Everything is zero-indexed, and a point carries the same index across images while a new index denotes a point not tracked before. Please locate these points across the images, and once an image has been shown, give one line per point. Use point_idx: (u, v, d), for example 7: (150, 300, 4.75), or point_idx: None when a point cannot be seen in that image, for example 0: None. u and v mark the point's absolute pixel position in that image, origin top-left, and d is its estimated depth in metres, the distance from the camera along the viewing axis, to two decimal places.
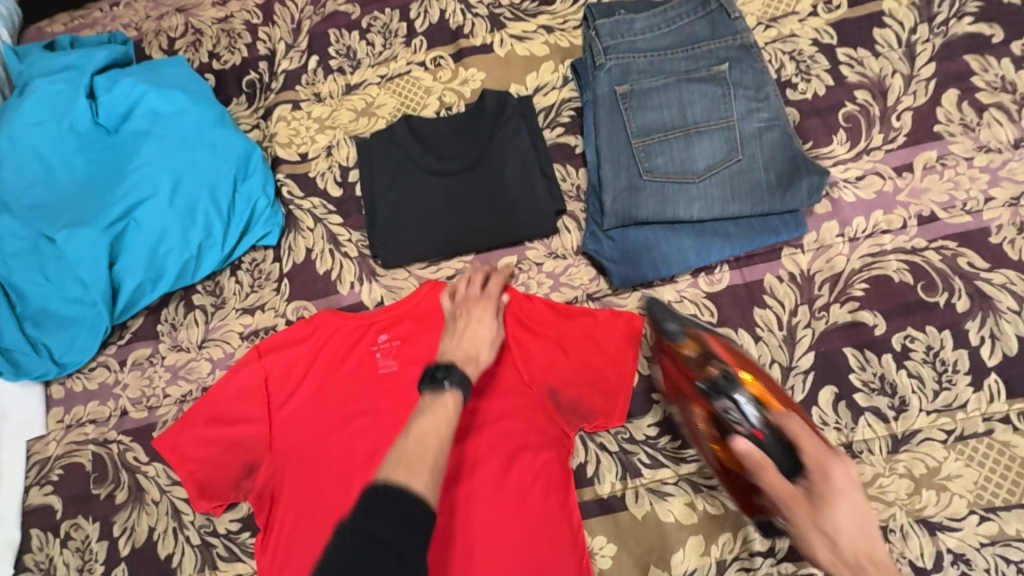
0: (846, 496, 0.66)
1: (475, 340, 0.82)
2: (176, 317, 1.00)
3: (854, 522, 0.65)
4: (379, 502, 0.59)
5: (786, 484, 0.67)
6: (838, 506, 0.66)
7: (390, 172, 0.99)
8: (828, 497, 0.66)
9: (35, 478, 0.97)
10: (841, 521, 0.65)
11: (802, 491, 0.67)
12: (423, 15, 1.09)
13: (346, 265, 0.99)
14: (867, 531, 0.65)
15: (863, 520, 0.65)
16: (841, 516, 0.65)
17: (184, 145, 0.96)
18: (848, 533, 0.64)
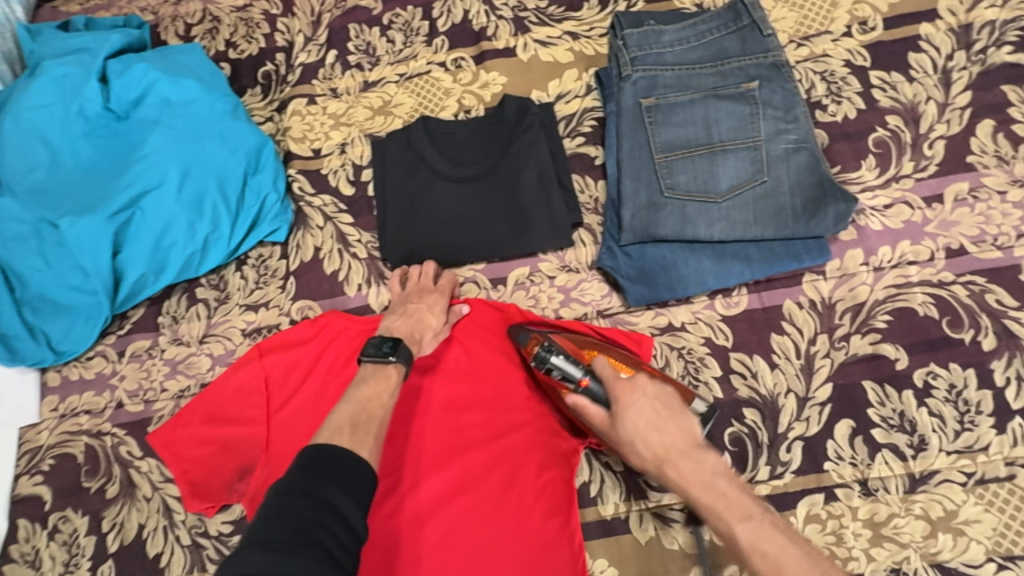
0: (638, 403, 0.69)
1: (421, 324, 0.83)
2: (178, 309, 0.98)
3: (647, 420, 0.68)
4: (316, 461, 0.61)
5: (596, 411, 0.72)
6: (625, 414, 0.69)
7: (403, 173, 0.96)
8: (622, 411, 0.69)
9: (25, 467, 0.95)
10: (634, 428, 0.68)
11: (609, 414, 0.71)
12: (446, 15, 1.07)
13: (354, 266, 0.97)
14: (660, 426, 0.68)
15: (654, 417, 0.68)
16: (630, 422, 0.68)
17: (194, 136, 0.93)
18: (642, 438, 0.67)
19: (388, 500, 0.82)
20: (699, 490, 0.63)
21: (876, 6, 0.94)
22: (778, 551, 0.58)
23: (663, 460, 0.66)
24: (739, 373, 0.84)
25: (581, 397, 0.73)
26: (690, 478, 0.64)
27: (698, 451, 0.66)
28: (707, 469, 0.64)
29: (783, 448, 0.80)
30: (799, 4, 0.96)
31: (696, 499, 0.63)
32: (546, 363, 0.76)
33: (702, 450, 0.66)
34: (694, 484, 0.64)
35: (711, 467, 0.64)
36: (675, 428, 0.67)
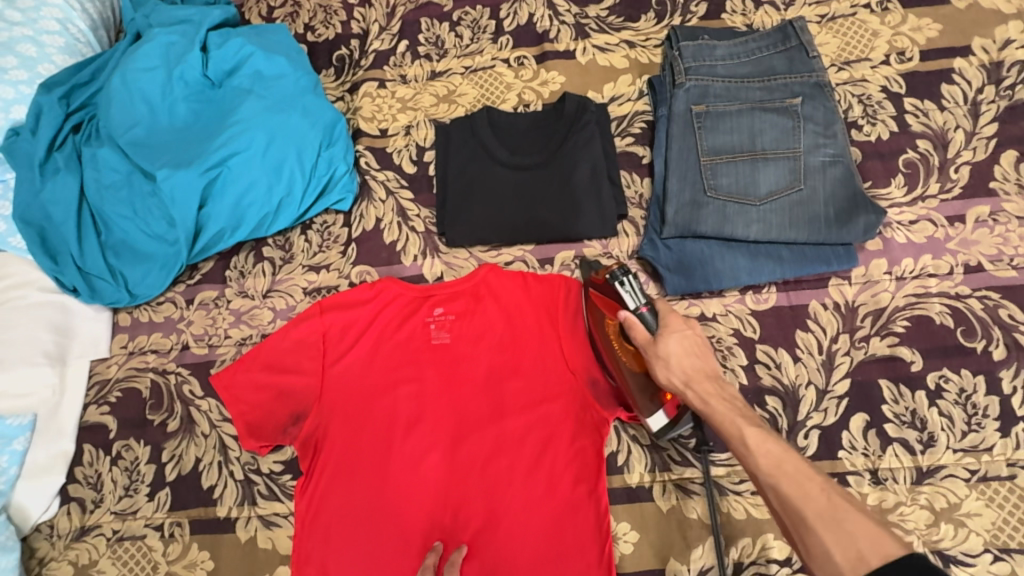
0: (685, 333, 0.79)
1: None
2: (245, 265, 1.06)
3: (686, 346, 0.78)
4: None
5: (641, 329, 0.79)
6: (668, 338, 0.78)
7: (465, 157, 1.04)
8: (667, 334, 0.78)
9: (93, 397, 1.02)
10: (672, 348, 0.77)
11: (653, 334, 0.79)
12: (512, 16, 1.15)
13: (411, 238, 1.04)
14: (697, 357, 0.77)
15: (691, 347, 0.78)
16: (671, 345, 0.77)
17: (282, 107, 1.01)
18: (677, 359, 0.76)
19: (432, 453, 0.92)
20: (720, 401, 0.72)
21: (915, 38, 1.02)
22: (778, 451, 0.65)
23: (691, 376, 0.76)
24: (764, 363, 0.90)
25: (634, 316, 0.80)
26: (711, 396, 0.74)
27: (722, 383, 0.76)
28: (728, 391, 0.74)
29: (801, 434, 0.86)
30: (841, 31, 1.04)
31: (713, 406, 0.72)
32: (619, 280, 0.81)
33: (722, 382, 0.76)
34: (715, 397, 0.73)
35: (731, 394, 0.74)
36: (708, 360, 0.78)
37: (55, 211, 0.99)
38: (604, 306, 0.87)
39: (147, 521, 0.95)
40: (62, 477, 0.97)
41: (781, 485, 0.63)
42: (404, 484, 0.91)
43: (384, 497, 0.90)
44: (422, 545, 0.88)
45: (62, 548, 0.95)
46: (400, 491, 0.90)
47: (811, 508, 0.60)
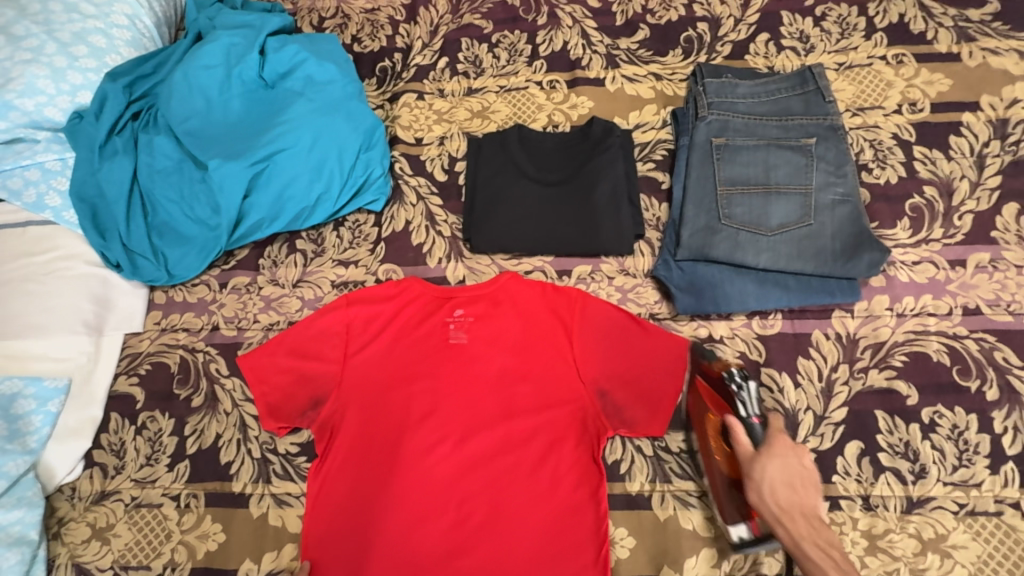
0: (788, 459, 0.81)
1: None
2: (278, 255, 1.12)
3: (788, 472, 0.80)
4: None
5: (745, 443, 0.84)
6: (770, 462, 0.81)
7: (495, 170, 1.10)
8: (770, 457, 0.81)
9: (124, 368, 1.07)
10: (772, 473, 0.80)
11: (756, 453, 0.82)
12: (548, 42, 1.23)
13: (437, 242, 1.10)
14: (796, 487, 0.79)
15: (794, 479, 0.80)
16: (771, 469, 0.80)
17: (328, 110, 1.07)
18: (774, 486, 0.79)
19: (441, 446, 0.96)
20: (813, 546, 0.74)
21: (926, 91, 1.08)
22: None
23: (784, 510, 0.77)
24: (767, 386, 0.94)
25: (740, 424, 0.85)
26: (804, 535, 0.75)
27: (817, 522, 0.77)
28: (823, 534, 0.75)
29: None
30: (857, 80, 1.10)
31: (804, 548, 0.74)
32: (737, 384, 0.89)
33: (821, 523, 0.77)
34: (809, 541, 0.74)
35: (825, 535, 0.75)
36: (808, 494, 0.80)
37: (108, 190, 1.06)
38: (713, 400, 0.92)
39: (165, 490, 0.99)
40: (88, 441, 1.01)
41: None
42: (412, 473, 0.94)
43: (391, 485, 0.94)
44: (425, 534, 0.91)
45: (82, 509, 0.99)
46: (408, 480, 0.94)
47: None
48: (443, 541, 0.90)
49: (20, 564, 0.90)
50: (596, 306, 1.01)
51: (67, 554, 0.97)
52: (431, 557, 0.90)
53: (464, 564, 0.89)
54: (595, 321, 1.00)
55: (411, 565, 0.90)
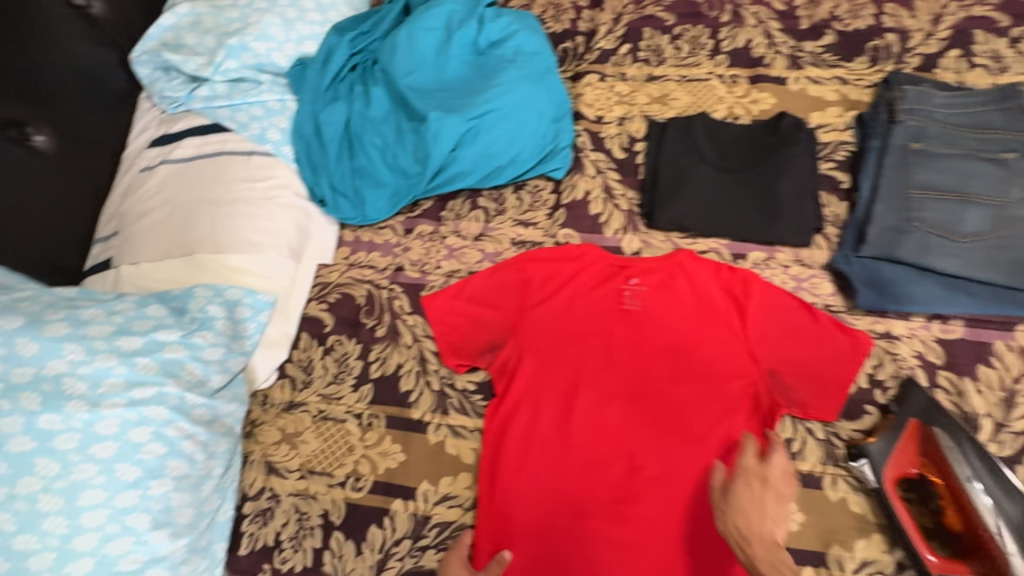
0: (786, 500, 0.83)
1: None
2: (461, 210, 1.20)
3: (768, 501, 0.83)
4: None
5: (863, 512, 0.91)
6: (739, 491, 0.84)
7: (679, 152, 1.15)
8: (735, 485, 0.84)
9: (316, 294, 1.18)
10: (739, 501, 0.83)
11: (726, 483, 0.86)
12: (731, 39, 1.27)
13: (615, 214, 1.16)
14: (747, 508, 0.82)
15: (760, 509, 0.82)
16: (740, 497, 0.83)
17: (534, 79, 1.14)
18: (736, 507, 0.83)
19: (613, 402, 1.01)
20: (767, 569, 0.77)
21: None
22: None
23: (744, 535, 0.81)
24: (945, 389, 0.96)
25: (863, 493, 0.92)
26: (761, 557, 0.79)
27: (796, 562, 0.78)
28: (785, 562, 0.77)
29: None
30: None
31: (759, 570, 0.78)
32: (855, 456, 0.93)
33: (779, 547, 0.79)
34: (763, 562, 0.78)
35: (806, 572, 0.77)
36: (776, 527, 0.81)
37: (326, 130, 1.17)
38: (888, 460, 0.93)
39: (349, 408, 1.08)
40: (285, 353, 1.12)
41: None
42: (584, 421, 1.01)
43: (564, 431, 1.00)
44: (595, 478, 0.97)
45: (273, 415, 1.09)
46: (580, 428, 1.00)
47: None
48: (613, 489, 0.96)
49: (228, 450, 1.01)
50: (770, 291, 1.05)
51: (260, 452, 1.07)
52: (600, 500, 0.96)
53: (632, 512, 0.95)
54: (767, 305, 1.04)
55: (581, 505, 0.96)
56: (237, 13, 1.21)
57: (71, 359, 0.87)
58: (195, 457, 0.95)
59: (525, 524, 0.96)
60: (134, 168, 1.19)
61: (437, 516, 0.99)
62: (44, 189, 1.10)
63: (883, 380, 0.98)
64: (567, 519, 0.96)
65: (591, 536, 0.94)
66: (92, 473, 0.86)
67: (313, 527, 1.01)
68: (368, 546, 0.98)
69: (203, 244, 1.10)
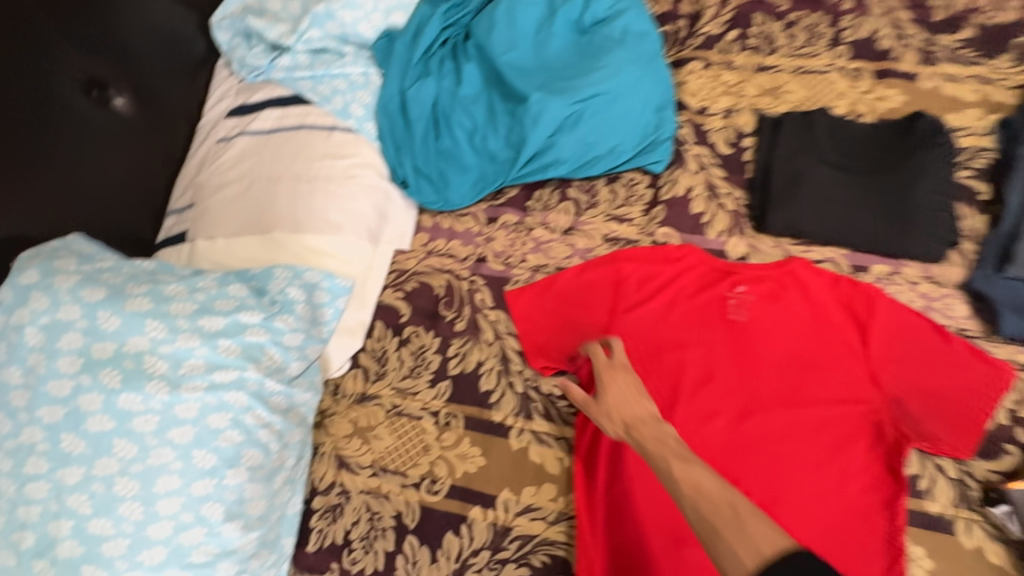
0: (618, 385, 0.84)
1: None
2: (549, 200, 1.12)
3: (623, 392, 0.83)
4: None
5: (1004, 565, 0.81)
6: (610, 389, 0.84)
7: (795, 150, 1.05)
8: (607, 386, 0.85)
9: (392, 281, 1.11)
10: (615, 397, 0.83)
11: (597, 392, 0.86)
12: (853, 28, 1.16)
13: (719, 214, 1.07)
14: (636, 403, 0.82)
15: (633, 399, 0.82)
16: (618, 394, 0.83)
17: (642, 61, 1.06)
18: (620, 403, 0.82)
19: (716, 419, 0.93)
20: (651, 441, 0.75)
21: None
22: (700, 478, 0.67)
23: (629, 422, 0.80)
24: None
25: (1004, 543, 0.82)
26: (648, 437, 0.76)
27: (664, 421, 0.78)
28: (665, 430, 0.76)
29: None
30: None
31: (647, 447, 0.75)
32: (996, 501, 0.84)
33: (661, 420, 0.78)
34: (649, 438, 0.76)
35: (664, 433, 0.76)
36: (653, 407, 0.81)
37: (413, 108, 1.10)
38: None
39: (424, 405, 1.02)
40: (359, 342, 1.06)
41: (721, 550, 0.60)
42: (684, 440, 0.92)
43: None
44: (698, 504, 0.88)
45: (345, 407, 1.03)
46: None
47: (720, 519, 0.61)
48: None
49: (301, 441, 0.95)
50: (896, 309, 0.95)
51: (330, 444, 1.01)
52: None
53: None
54: (893, 324, 0.94)
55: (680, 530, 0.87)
56: None
57: (153, 336, 0.83)
58: (270, 447, 0.89)
59: (618, 546, 0.88)
60: (211, 138, 1.14)
61: (517, 528, 0.92)
62: (123, 155, 1.06)
63: None
64: (667, 546, 0.86)
65: (692, 566, 0.85)
66: (169, 458, 0.82)
67: (384, 529, 0.95)
68: (443, 554, 0.92)
69: (281, 222, 1.04)
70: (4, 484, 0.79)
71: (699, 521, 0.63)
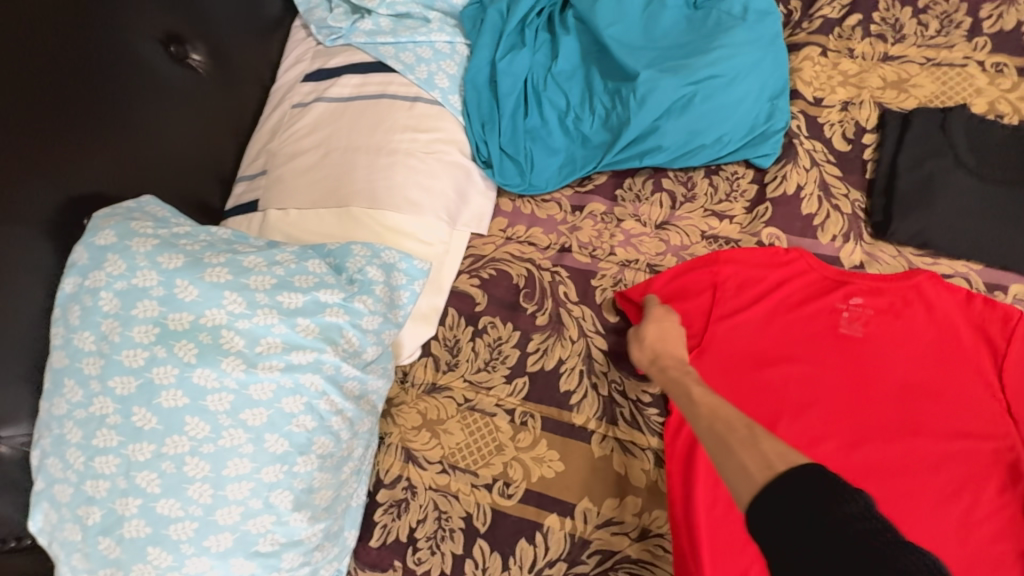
0: (660, 324, 0.88)
1: None
2: (641, 190, 1.04)
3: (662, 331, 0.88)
4: None
5: None
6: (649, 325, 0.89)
7: (926, 151, 0.95)
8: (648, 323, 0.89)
9: (467, 267, 1.04)
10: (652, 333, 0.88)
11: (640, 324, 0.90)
12: (996, 19, 1.04)
13: (833, 216, 0.97)
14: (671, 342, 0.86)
15: (664, 334, 0.87)
16: (656, 330, 0.88)
17: (760, 44, 0.97)
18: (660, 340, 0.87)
19: (825, 445, 0.83)
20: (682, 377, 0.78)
21: None
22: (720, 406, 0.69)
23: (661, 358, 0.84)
24: None
25: None
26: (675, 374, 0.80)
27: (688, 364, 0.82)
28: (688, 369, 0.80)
29: None
30: None
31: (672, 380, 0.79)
32: None
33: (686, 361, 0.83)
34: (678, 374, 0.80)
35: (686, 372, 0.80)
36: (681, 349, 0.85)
37: (504, 82, 1.03)
38: None
39: (499, 401, 0.95)
40: (432, 330, 0.99)
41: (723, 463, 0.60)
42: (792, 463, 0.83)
43: None
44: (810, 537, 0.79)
45: (414, 397, 0.97)
46: None
47: (734, 438, 0.61)
48: None
49: (370, 431, 0.89)
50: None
51: (398, 435, 0.96)
52: None
53: None
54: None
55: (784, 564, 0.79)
56: None
57: (231, 310, 0.77)
58: (340, 435, 0.84)
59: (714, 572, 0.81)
60: (286, 103, 1.08)
61: (597, 542, 0.85)
62: (196, 116, 1.00)
63: None
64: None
65: None
66: (241, 440, 0.77)
67: (453, 530, 0.89)
68: (516, 562, 0.86)
69: (358, 197, 0.97)
70: (71, 455, 0.74)
71: (709, 435, 0.65)
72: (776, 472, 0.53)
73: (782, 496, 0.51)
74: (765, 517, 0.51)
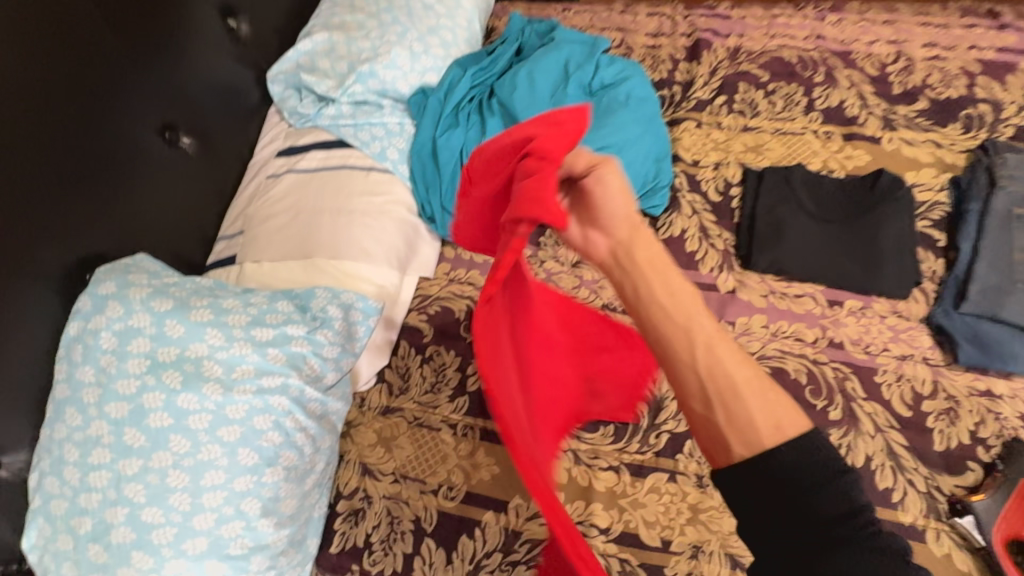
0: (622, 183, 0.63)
1: None
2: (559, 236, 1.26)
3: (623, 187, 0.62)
4: None
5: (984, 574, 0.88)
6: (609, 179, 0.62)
7: (776, 199, 1.21)
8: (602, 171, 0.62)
9: (416, 305, 1.24)
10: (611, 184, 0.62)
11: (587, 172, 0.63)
12: (825, 98, 1.34)
13: (710, 252, 1.20)
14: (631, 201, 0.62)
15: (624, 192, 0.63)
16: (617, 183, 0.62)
17: (643, 121, 1.23)
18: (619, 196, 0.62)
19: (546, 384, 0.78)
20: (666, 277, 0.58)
21: None
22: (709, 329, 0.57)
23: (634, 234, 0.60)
24: None
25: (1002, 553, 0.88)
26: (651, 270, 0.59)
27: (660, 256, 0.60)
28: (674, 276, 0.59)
29: None
30: None
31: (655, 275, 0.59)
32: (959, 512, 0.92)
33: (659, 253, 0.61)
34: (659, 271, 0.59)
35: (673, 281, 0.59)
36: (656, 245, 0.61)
37: (443, 153, 1.26)
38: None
39: (444, 417, 1.11)
40: (385, 360, 1.17)
41: (727, 407, 0.55)
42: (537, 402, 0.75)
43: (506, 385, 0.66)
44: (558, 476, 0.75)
45: (370, 418, 1.13)
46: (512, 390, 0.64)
47: (742, 374, 0.55)
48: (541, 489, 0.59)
49: (330, 448, 1.04)
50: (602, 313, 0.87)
51: (356, 452, 1.10)
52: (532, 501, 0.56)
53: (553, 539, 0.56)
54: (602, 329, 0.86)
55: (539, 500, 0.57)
56: (368, 43, 1.32)
57: (211, 343, 0.94)
58: (304, 450, 0.98)
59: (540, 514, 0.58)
60: (263, 174, 1.29)
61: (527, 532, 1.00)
62: (184, 187, 1.19)
63: (985, 438, 0.98)
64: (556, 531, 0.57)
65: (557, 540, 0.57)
66: (217, 454, 0.90)
67: (404, 532, 1.02)
68: (458, 554, 1.00)
69: (322, 249, 1.16)
70: (70, 473, 0.88)
71: (704, 366, 0.56)
72: (784, 437, 0.53)
73: (769, 474, 0.52)
74: (743, 477, 0.53)
